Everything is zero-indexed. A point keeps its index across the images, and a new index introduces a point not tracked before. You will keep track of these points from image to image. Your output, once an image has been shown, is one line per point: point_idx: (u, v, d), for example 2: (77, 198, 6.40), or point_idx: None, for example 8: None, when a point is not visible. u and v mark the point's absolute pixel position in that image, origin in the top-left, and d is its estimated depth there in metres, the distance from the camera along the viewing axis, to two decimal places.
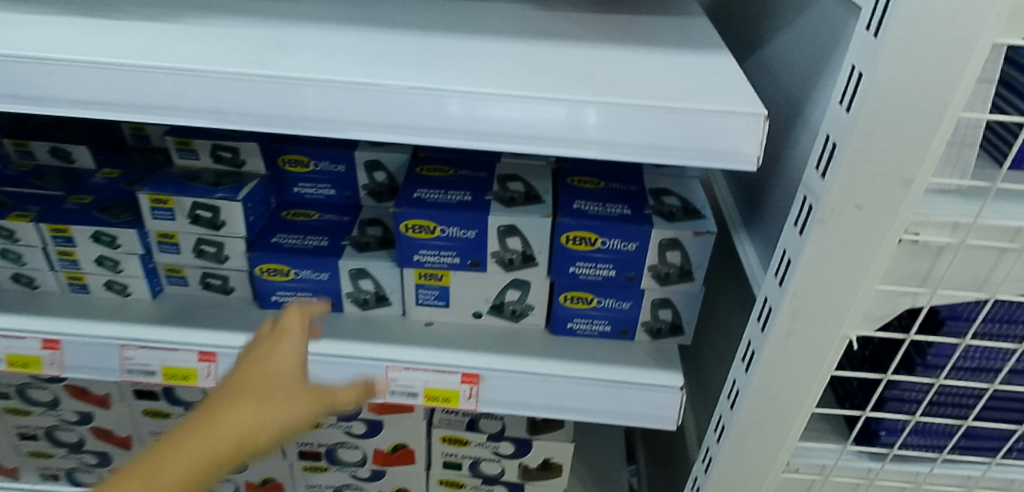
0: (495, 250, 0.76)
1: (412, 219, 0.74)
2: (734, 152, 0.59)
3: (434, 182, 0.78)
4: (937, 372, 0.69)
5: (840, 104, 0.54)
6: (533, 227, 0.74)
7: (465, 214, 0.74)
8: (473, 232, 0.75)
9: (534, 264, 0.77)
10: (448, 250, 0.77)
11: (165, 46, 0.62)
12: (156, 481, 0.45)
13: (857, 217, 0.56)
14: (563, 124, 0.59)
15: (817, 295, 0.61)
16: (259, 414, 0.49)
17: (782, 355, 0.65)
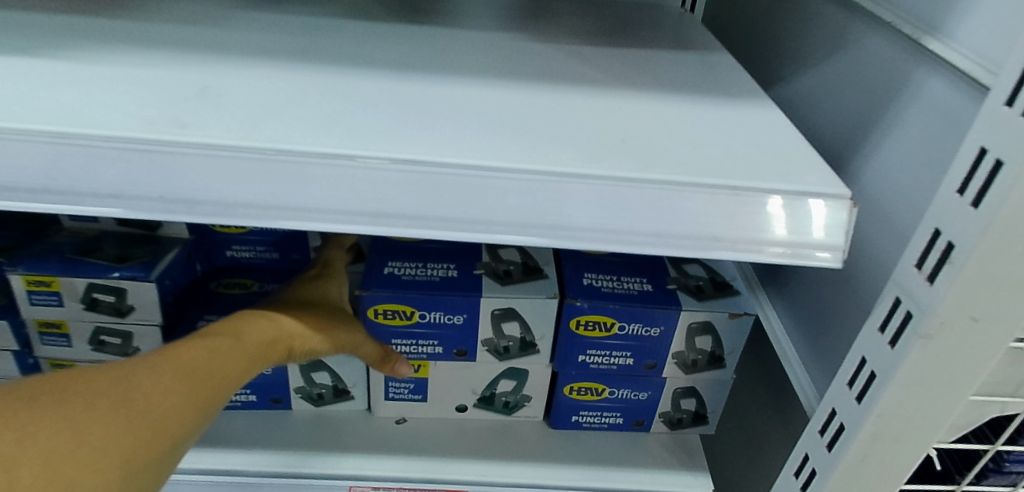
0: (486, 336, 0.62)
1: (383, 304, 0.60)
2: (803, 244, 0.46)
3: (406, 251, 0.62)
4: (1014, 478, 0.59)
5: (961, 193, 0.42)
6: (536, 311, 0.60)
7: (451, 296, 0.59)
8: (463, 317, 0.60)
9: (535, 351, 0.63)
10: (429, 338, 0.62)
11: (43, 99, 0.45)
12: (222, 356, 0.51)
13: (969, 331, 0.44)
14: (594, 208, 0.45)
15: (903, 419, 0.49)
16: (317, 325, 0.59)
17: (851, 480, 0.54)
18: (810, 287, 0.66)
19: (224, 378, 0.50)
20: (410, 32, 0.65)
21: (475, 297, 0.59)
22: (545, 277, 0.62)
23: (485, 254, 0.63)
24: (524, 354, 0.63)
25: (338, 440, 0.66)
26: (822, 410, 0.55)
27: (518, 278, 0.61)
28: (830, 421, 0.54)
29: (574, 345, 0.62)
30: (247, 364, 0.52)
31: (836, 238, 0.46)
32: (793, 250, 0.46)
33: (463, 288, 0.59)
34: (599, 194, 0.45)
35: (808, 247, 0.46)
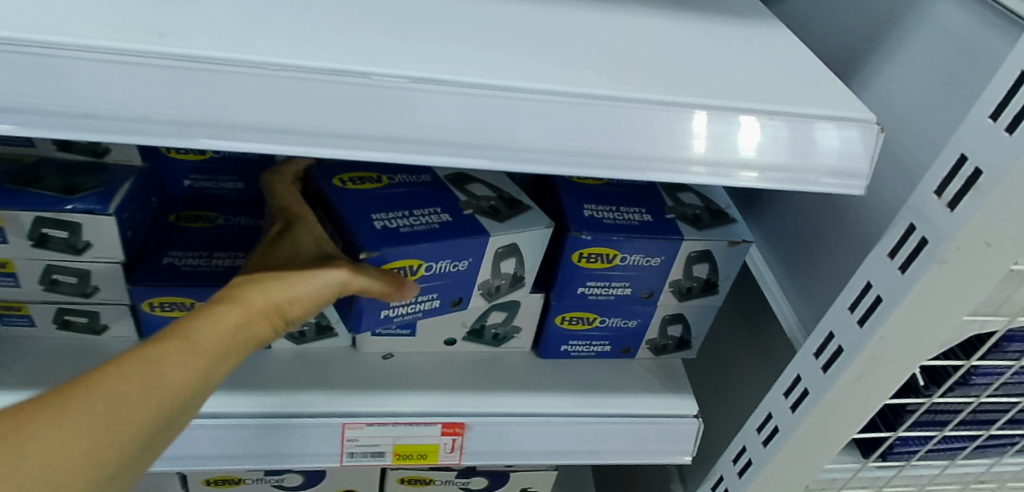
0: (484, 278, 0.59)
1: (394, 262, 0.53)
2: (725, 161, 0.44)
3: (381, 200, 0.56)
4: (979, 391, 0.63)
5: (993, 118, 0.42)
6: (534, 245, 0.59)
7: (458, 241, 0.55)
8: (470, 260, 0.57)
9: (525, 286, 0.62)
10: (431, 292, 0.58)
11: None
12: (172, 362, 0.42)
13: (981, 255, 0.46)
14: (627, 133, 0.43)
15: (903, 340, 0.51)
16: (290, 291, 0.51)
17: (846, 398, 0.55)
18: (786, 212, 0.66)
19: (177, 387, 0.41)
20: None
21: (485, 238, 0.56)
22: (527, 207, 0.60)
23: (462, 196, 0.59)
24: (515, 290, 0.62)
25: (317, 378, 0.63)
26: (818, 334, 0.56)
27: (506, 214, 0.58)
28: (827, 345, 0.55)
29: (574, 277, 0.61)
30: (211, 364, 0.44)
31: (763, 155, 0.45)
32: (713, 166, 0.44)
33: (468, 230, 0.56)
34: (634, 118, 0.43)
35: (733, 165, 0.45)
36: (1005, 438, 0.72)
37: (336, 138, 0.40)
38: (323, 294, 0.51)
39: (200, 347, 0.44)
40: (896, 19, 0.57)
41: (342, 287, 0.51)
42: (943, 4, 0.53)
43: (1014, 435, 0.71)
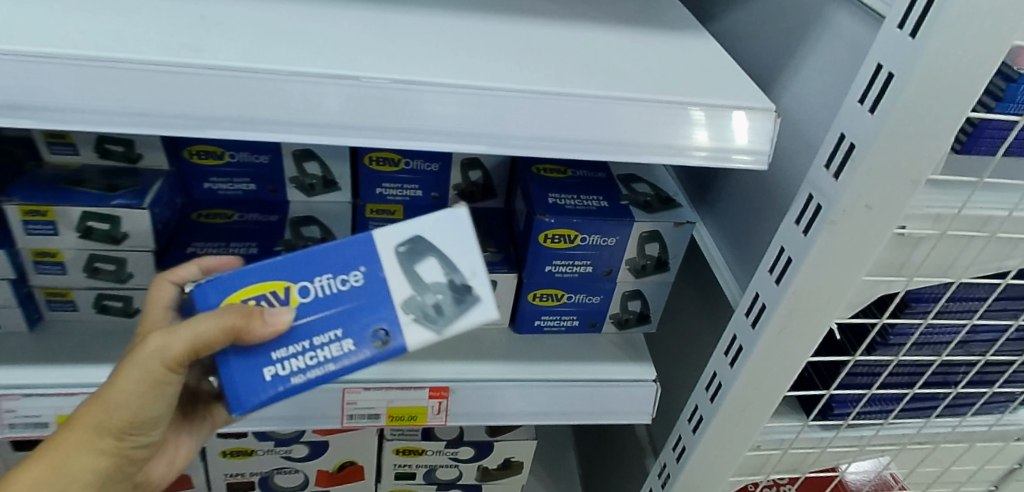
0: (405, 293, 0.51)
1: (252, 285, 0.49)
2: (725, 149, 0.56)
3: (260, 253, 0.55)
4: (897, 350, 0.72)
5: (861, 102, 0.52)
6: (442, 236, 0.51)
7: (322, 254, 0.50)
8: (363, 269, 0.50)
9: (472, 298, 0.51)
10: (326, 328, 0.50)
11: (55, 26, 0.49)
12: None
13: (865, 217, 0.55)
14: (595, 123, 0.54)
15: (812, 296, 0.61)
16: (111, 391, 0.51)
17: (772, 349, 0.65)
18: (728, 200, 0.76)
19: None
20: None
21: (357, 239, 0.50)
22: None
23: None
24: (461, 307, 0.51)
25: None
26: (747, 295, 0.65)
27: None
28: (754, 304, 0.65)
29: (541, 257, 0.70)
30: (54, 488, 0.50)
31: (756, 144, 0.56)
32: (714, 153, 0.56)
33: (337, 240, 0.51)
34: (605, 112, 0.54)
35: (729, 152, 0.56)
36: (933, 398, 0.81)
37: (333, 129, 0.51)
38: (147, 376, 0.51)
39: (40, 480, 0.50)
40: (805, 30, 0.67)
41: (172, 351, 0.49)
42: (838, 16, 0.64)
43: (939, 394, 0.79)
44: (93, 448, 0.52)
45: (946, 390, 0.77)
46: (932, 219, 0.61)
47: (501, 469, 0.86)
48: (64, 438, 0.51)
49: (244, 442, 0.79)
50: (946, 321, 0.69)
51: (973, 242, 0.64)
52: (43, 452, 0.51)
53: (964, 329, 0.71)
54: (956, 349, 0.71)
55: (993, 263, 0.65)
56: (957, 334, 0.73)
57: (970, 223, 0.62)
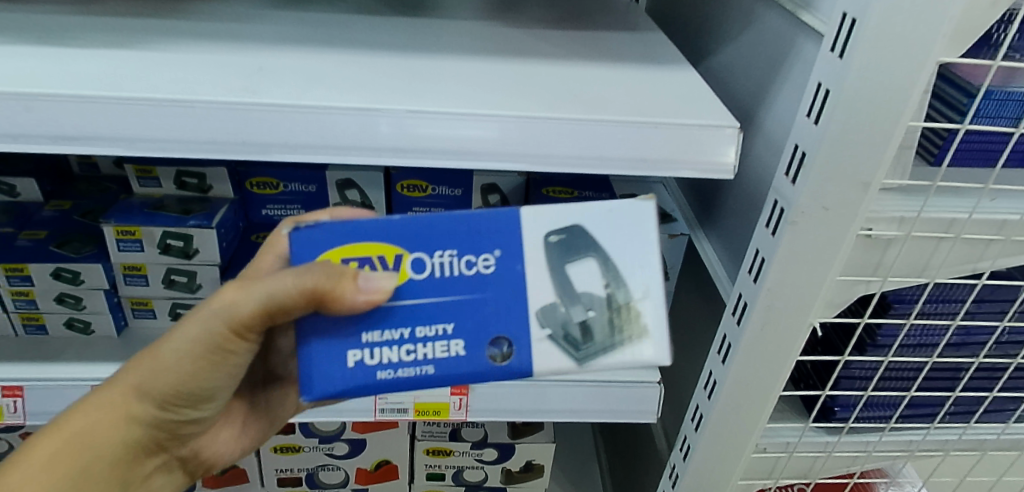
0: (549, 303, 0.49)
1: (367, 243, 0.49)
2: None
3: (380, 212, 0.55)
4: (886, 351, 0.77)
5: (808, 115, 0.60)
6: (607, 233, 0.49)
7: (457, 227, 0.49)
8: (497, 253, 0.49)
9: (631, 325, 0.50)
10: (434, 321, 0.49)
11: (145, 76, 0.63)
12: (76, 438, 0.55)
13: (824, 218, 0.62)
14: (578, 141, 0.64)
15: (787, 293, 0.67)
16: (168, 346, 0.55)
17: (756, 346, 0.71)
18: (728, 218, 0.83)
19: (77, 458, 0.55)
20: (403, 23, 0.83)
21: (504, 211, 0.49)
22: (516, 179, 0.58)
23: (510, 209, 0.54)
24: (617, 337, 0.50)
25: None
26: (733, 296, 0.72)
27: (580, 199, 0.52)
28: (738, 304, 0.71)
29: None
30: (107, 428, 0.56)
31: None
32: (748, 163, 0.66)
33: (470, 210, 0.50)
34: (585, 132, 0.64)
35: None
36: (932, 402, 0.84)
37: (359, 153, 0.62)
38: (207, 334, 0.53)
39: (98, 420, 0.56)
40: (778, 60, 0.75)
41: (242, 308, 0.51)
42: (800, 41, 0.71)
43: (937, 398, 0.83)
44: (131, 410, 0.57)
45: (942, 392, 0.81)
46: (897, 221, 0.67)
47: (523, 472, 0.93)
48: (107, 393, 0.56)
49: (292, 438, 0.89)
50: (926, 321, 0.74)
51: (943, 244, 0.69)
52: (86, 403, 0.57)
53: (948, 330, 0.76)
54: (941, 349, 0.75)
55: (964, 265, 0.70)
56: (944, 336, 0.77)
57: (933, 225, 0.68)
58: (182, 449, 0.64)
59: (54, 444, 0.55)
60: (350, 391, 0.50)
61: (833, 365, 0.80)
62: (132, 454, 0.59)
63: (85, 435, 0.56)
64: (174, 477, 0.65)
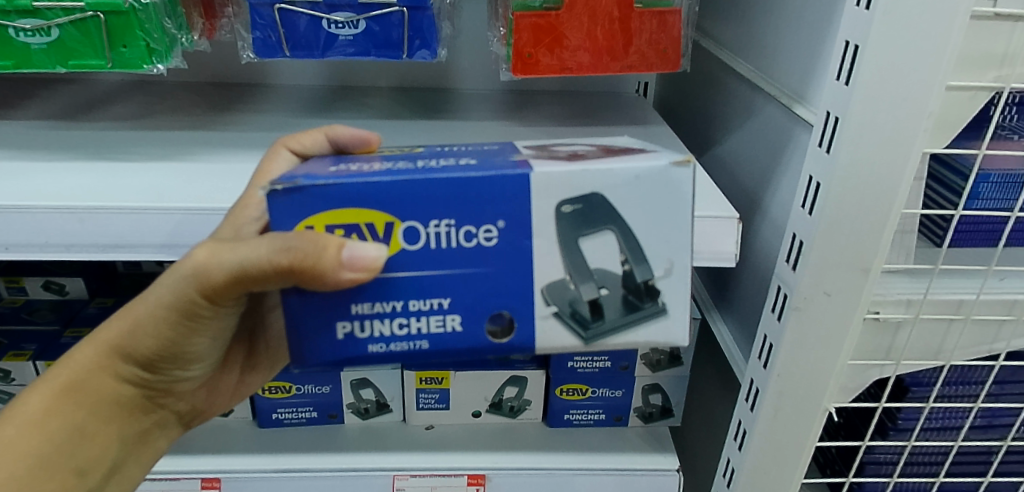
0: (559, 281, 0.47)
1: (361, 209, 0.46)
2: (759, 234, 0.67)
3: (369, 158, 0.52)
4: (908, 435, 0.76)
5: (803, 206, 0.62)
6: (628, 203, 0.47)
7: (457, 195, 0.46)
8: (501, 224, 0.46)
9: (647, 303, 0.49)
10: (430, 294, 0.47)
11: (183, 186, 0.68)
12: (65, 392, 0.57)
13: (826, 302, 0.63)
14: None
15: (797, 377, 0.67)
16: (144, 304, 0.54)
17: (771, 431, 0.71)
18: (741, 301, 0.84)
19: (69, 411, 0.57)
20: (424, 126, 0.88)
21: (505, 178, 0.46)
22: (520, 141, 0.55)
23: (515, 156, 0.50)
24: (630, 317, 0.49)
25: (378, 445, 0.84)
26: (746, 382, 0.72)
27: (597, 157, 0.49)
28: (751, 389, 0.71)
29: (563, 353, 0.81)
30: (95, 383, 0.57)
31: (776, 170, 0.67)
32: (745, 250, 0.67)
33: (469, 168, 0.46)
34: None
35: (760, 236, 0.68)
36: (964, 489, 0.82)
37: None
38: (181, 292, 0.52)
39: (84, 374, 0.57)
40: (781, 147, 0.76)
41: (215, 269, 0.48)
42: (795, 130, 0.73)
43: (969, 484, 0.81)
44: (121, 365, 0.57)
45: (972, 478, 0.79)
46: (904, 304, 0.67)
47: None
48: (96, 347, 0.57)
49: None
50: (947, 404, 0.73)
51: (955, 326, 0.69)
52: (76, 355, 0.58)
53: (970, 412, 0.74)
54: (965, 431, 0.74)
55: (980, 346, 0.70)
56: (967, 417, 0.76)
57: (942, 308, 0.67)
58: (178, 403, 0.64)
59: (46, 398, 0.56)
60: (341, 362, 0.48)
61: (855, 449, 0.79)
62: (128, 405, 0.60)
63: (78, 386, 0.57)
64: (174, 430, 0.66)
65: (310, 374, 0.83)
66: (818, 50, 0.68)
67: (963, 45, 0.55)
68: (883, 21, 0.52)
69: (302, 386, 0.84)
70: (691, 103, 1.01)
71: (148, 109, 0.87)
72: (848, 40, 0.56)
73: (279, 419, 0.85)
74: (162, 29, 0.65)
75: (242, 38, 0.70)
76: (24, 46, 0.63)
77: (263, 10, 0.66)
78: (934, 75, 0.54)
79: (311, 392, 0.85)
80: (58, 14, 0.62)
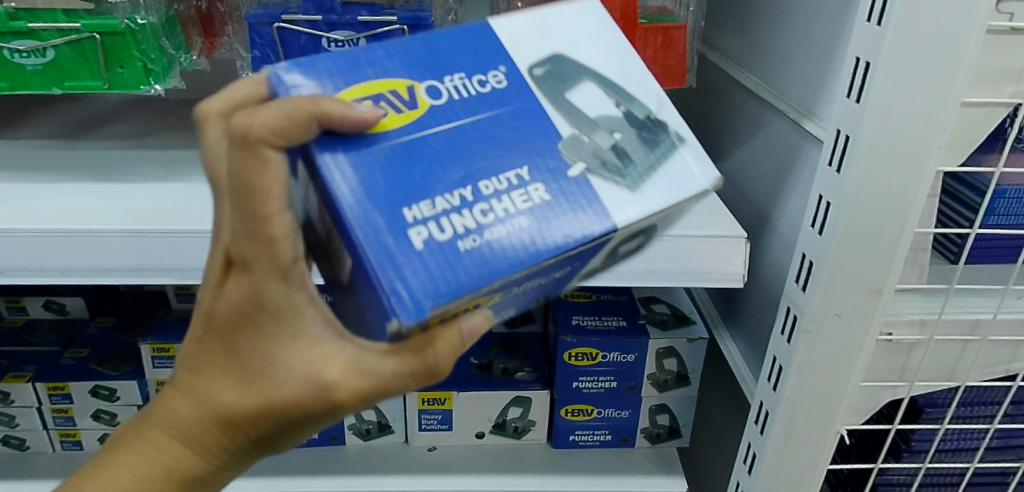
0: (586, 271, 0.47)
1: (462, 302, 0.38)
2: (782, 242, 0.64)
3: (411, 169, 0.39)
4: (922, 457, 0.74)
5: (812, 225, 0.60)
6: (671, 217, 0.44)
7: (548, 262, 0.39)
8: (576, 261, 0.42)
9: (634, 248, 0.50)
10: (499, 309, 0.43)
11: (181, 208, 0.67)
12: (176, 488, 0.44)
13: (837, 324, 0.62)
14: None
15: (807, 400, 0.66)
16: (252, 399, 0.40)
17: (781, 455, 0.69)
18: (749, 318, 0.82)
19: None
20: None
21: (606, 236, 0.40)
22: (548, 76, 0.44)
23: (566, 157, 0.41)
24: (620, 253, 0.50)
25: (379, 467, 0.83)
26: (756, 405, 0.70)
27: (641, 161, 0.42)
28: (760, 412, 0.70)
29: (568, 374, 0.79)
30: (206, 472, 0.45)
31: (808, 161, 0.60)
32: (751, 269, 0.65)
33: (569, 220, 0.39)
34: None
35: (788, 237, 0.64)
36: None
37: None
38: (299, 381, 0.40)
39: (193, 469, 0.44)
40: (790, 164, 0.74)
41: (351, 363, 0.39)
42: (804, 145, 0.71)
43: None
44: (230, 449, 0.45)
45: None
46: (918, 324, 0.65)
47: None
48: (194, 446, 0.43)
49: None
50: (962, 426, 0.71)
51: (970, 347, 0.67)
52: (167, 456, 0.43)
53: (987, 433, 0.72)
54: (981, 453, 0.72)
55: (995, 367, 0.68)
56: (982, 438, 0.74)
57: (958, 328, 0.66)
58: None
59: None
60: None
61: (868, 471, 0.77)
62: None
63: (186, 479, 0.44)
64: None
65: None
66: (829, 65, 0.66)
67: (978, 61, 0.54)
68: (895, 38, 0.51)
69: None
70: (698, 116, 1.00)
71: (150, 127, 0.87)
72: (858, 57, 0.54)
73: None
74: (159, 49, 0.64)
75: (242, 57, 0.70)
76: (18, 66, 0.62)
77: (263, 30, 0.65)
78: (949, 93, 0.52)
79: None
80: (54, 35, 0.61)
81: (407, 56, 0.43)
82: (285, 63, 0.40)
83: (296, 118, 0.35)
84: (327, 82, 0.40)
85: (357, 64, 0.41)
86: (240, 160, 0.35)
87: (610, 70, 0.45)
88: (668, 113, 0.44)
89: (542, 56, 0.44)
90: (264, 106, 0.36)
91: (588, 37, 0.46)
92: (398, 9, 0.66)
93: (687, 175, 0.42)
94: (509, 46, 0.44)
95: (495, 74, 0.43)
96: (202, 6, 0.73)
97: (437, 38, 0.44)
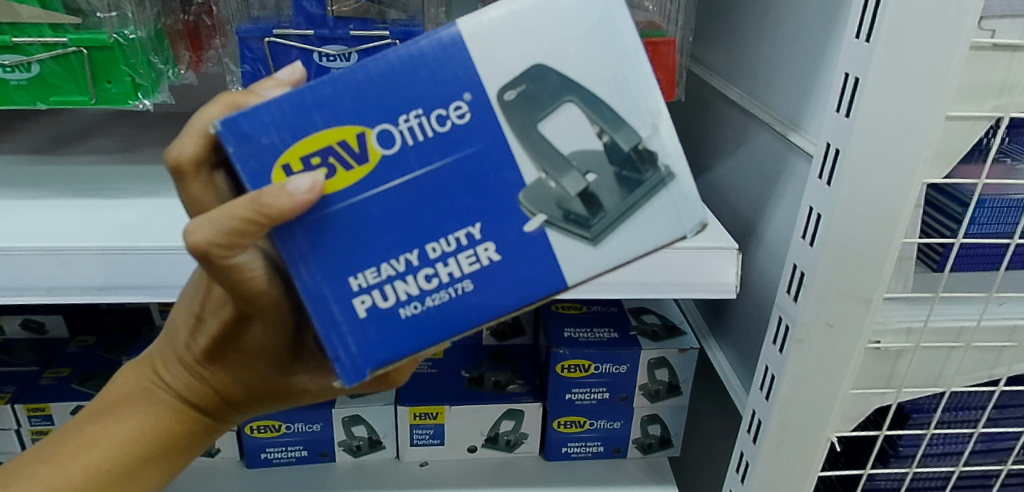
0: None
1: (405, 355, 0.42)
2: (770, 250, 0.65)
3: (361, 237, 0.40)
4: (909, 462, 0.75)
5: (803, 236, 0.61)
6: None
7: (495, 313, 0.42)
8: None
9: None
10: None
11: (169, 224, 0.66)
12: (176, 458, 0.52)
13: (829, 333, 0.63)
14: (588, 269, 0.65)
15: (799, 408, 0.66)
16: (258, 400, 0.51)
17: (774, 463, 0.69)
18: (736, 328, 0.83)
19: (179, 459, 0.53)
20: None
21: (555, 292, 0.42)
22: (519, 111, 0.39)
23: (526, 210, 0.41)
24: None
25: (371, 484, 0.82)
26: (748, 414, 0.71)
27: (612, 207, 0.41)
28: (753, 421, 0.70)
29: (561, 386, 0.79)
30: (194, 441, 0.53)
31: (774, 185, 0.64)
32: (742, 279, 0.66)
33: (511, 288, 0.41)
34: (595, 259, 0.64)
35: None
36: None
37: None
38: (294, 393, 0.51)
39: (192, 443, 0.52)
40: (775, 176, 0.76)
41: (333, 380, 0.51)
42: (790, 157, 0.73)
43: None
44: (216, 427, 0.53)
45: None
46: (905, 332, 0.66)
47: None
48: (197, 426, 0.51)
49: None
50: (948, 430, 0.73)
51: (955, 354, 0.69)
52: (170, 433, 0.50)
53: (971, 437, 0.74)
54: (966, 457, 0.74)
55: (980, 372, 0.70)
56: (967, 442, 0.76)
57: (943, 335, 0.67)
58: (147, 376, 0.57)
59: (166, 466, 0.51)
60: None
61: (856, 477, 0.78)
62: None
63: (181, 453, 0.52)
64: None
65: (300, 412, 0.81)
66: (813, 79, 0.68)
67: (963, 76, 0.56)
68: (883, 54, 0.52)
69: (293, 424, 0.81)
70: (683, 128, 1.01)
71: (133, 141, 0.85)
72: (847, 73, 0.55)
73: (267, 459, 0.83)
74: (148, 64, 0.63)
75: (231, 72, 0.69)
76: (2, 81, 0.61)
77: (253, 44, 0.65)
78: (936, 108, 0.54)
79: (302, 430, 0.82)
80: (39, 49, 0.60)
81: (363, 88, 0.38)
82: (234, 116, 0.38)
83: (252, 228, 0.38)
84: (274, 140, 0.39)
85: (304, 108, 0.38)
86: (215, 270, 0.40)
87: (599, 87, 0.39)
88: (662, 140, 0.40)
89: (518, 73, 0.39)
90: (216, 217, 0.38)
91: (577, 38, 0.39)
92: (389, 24, 0.66)
93: (661, 223, 0.41)
94: (479, 59, 0.39)
95: (457, 107, 0.39)
96: (189, 20, 0.72)
97: (397, 59, 0.38)
